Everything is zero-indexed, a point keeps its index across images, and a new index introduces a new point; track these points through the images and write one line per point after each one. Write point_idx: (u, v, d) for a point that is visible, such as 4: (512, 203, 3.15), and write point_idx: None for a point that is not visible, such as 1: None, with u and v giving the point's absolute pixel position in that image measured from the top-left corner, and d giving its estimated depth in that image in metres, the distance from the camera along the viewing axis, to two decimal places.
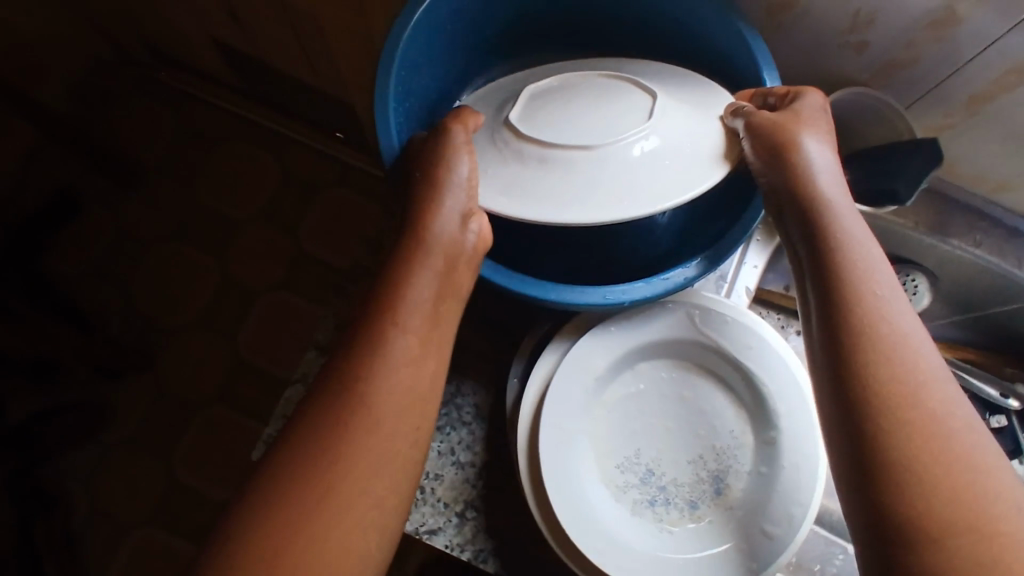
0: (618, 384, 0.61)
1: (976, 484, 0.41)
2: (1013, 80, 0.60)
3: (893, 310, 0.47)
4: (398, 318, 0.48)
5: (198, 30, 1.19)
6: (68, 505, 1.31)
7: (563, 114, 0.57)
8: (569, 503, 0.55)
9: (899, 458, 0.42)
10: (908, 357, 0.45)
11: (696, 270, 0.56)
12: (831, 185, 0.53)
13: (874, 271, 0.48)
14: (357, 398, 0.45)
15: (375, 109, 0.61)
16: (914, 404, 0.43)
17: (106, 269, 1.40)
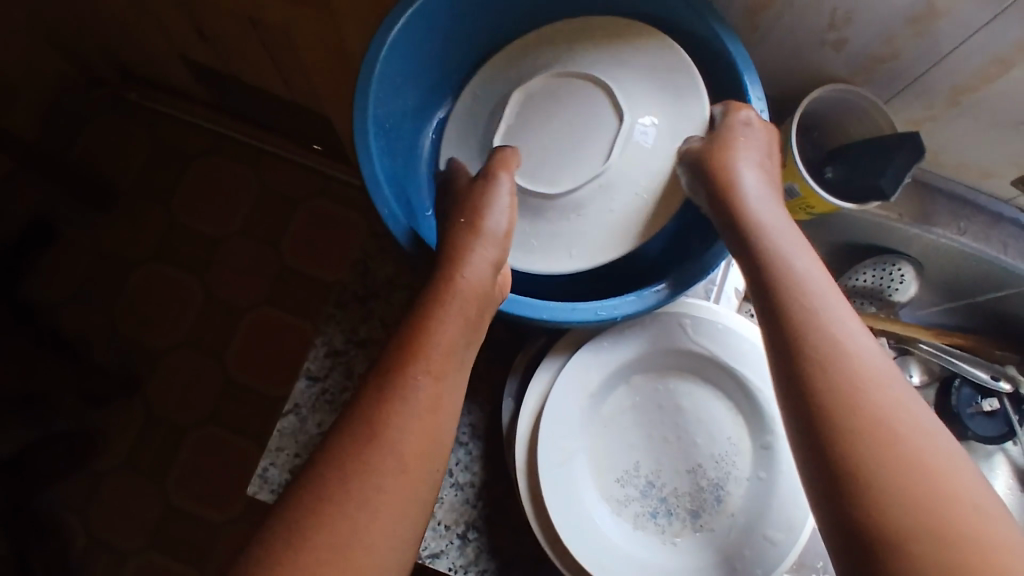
0: (613, 398, 0.60)
1: (931, 483, 0.40)
2: (994, 72, 0.60)
3: (833, 317, 0.47)
4: (422, 355, 0.49)
5: (167, 50, 1.16)
6: (66, 533, 1.30)
7: (543, 151, 0.63)
8: (573, 523, 0.55)
9: (853, 463, 0.42)
10: (851, 363, 0.45)
11: (657, 297, 0.56)
12: (766, 203, 0.55)
13: (810, 279, 0.49)
14: (382, 427, 0.46)
15: (355, 136, 0.60)
16: (860, 408, 0.43)
17: (88, 294, 1.38)
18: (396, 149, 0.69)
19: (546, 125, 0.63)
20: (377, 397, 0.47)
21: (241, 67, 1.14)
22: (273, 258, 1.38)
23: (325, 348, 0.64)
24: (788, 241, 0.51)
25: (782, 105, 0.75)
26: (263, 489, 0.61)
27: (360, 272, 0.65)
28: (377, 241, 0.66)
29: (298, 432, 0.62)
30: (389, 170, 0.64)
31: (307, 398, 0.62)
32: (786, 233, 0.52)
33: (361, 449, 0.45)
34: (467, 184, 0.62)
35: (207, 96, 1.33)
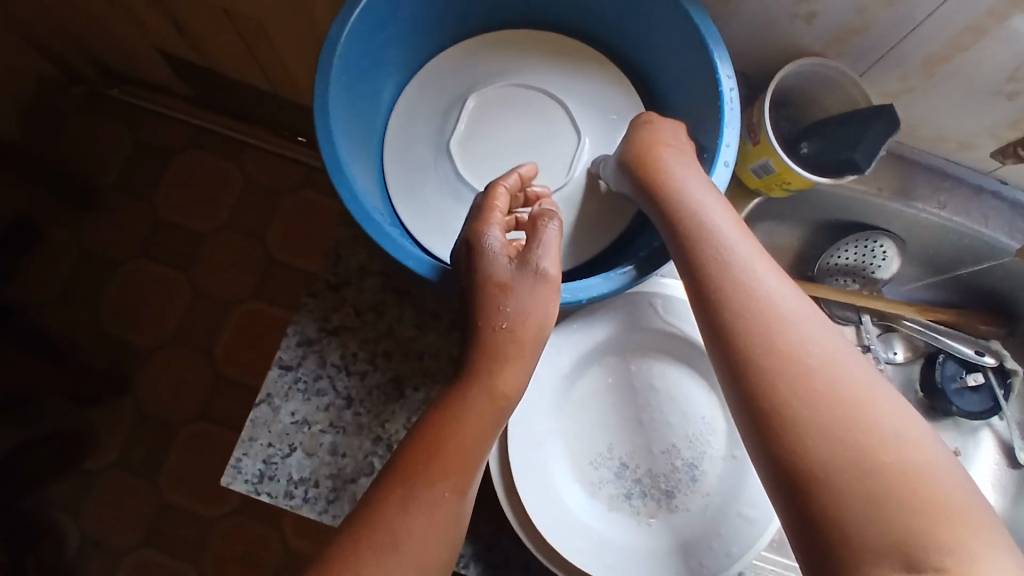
0: (585, 380, 0.60)
1: (846, 425, 0.45)
2: (968, 40, 0.59)
3: (751, 278, 0.51)
4: (438, 461, 0.49)
5: (142, 43, 1.14)
6: (60, 533, 1.30)
7: (500, 163, 0.69)
8: (546, 507, 0.55)
9: (780, 420, 0.46)
10: (766, 321, 0.49)
11: (625, 279, 0.55)
12: (689, 173, 0.58)
13: (728, 244, 0.53)
14: (390, 533, 0.47)
15: (315, 116, 0.58)
16: (780, 366, 0.47)
17: (74, 294, 1.37)
18: (361, 131, 0.66)
19: (509, 136, 0.70)
20: (389, 502, 0.48)
21: (219, 60, 1.13)
22: (259, 252, 1.37)
23: (297, 336, 0.63)
24: (712, 212, 0.54)
25: (758, 81, 0.74)
26: (237, 479, 0.60)
27: (332, 260, 0.64)
28: (347, 228, 0.64)
29: (271, 421, 0.61)
30: (352, 153, 0.62)
31: (279, 386, 0.62)
32: (707, 201, 0.55)
33: (371, 560, 0.46)
34: (505, 267, 0.54)
35: (187, 91, 1.32)
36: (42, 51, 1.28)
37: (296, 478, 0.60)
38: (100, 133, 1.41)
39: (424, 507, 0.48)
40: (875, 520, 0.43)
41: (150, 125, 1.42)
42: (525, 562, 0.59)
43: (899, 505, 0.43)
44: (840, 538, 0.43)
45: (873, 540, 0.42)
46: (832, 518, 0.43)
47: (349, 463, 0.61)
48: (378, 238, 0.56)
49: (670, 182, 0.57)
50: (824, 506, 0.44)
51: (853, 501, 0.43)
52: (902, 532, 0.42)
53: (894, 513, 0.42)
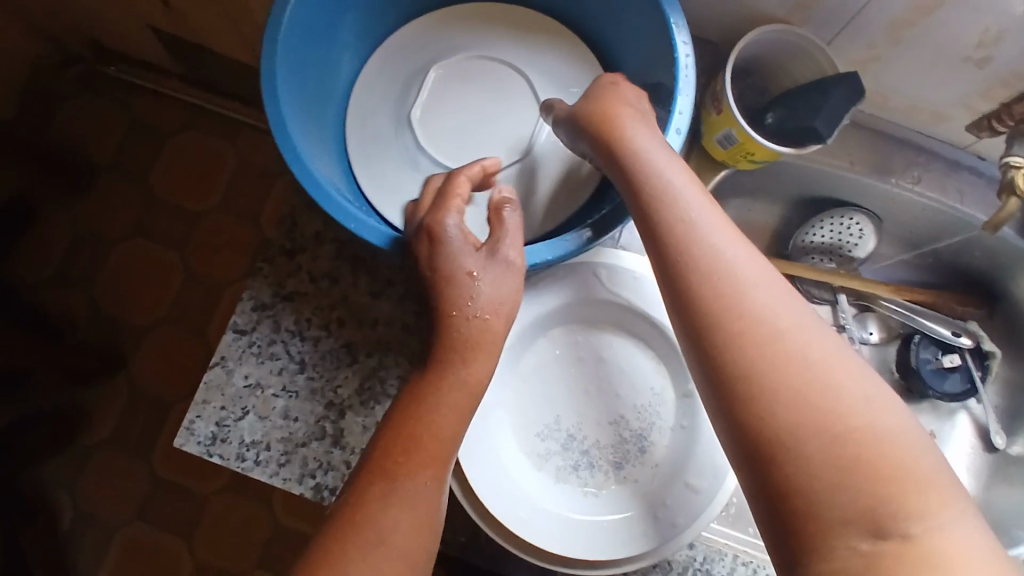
0: (532, 351, 0.58)
1: (812, 394, 0.41)
2: (932, 2, 0.57)
3: (711, 236, 0.47)
4: (416, 451, 0.48)
5: (131, 18, 1.15)
6: (55, 508, 1.32)
7: (458, 132, 0.69)
8: (488, 476, 0.53)
9: (743, 392, 0.42)
10: (728, 285, 0.45)
11: (574, 242, 0.54)
12: (648, 133, 0.54)
13: (686, 205, 0.49)
14: (375, 529, 0.46)
15: (262, 81, 0.57)
16: (742, 333, 0.43)
17: (70, 273, 1.39)
18: (315, 100, 0.66)
19: (470, 108, 0.70)
20: (371, 499, 0.47)
21: (206, 36, 1.13)
22: (252, 231, 1.38)
23: (251, 301, 0.63)
24: (669, 171, 0.51)
25: (727, 53, 0.72)
26: (189, 441, 0.61)
27: (288, 227, 0.64)
28: (303, 195, 0.65)
29: (224, 384, 0.62)
30: (303, 121, 0.62)
31: (233, 350, 0.62)
32: (666, 161, 0.51)
33: (359, 557, 0.45)
34: (468, 261, 0.53)
35: (179, 69, 1.32)
36: (37, 30, 1.29)
37: (247, 441, 0.61)
38: (95, 113, 1.41)
39: (406, 497, 0.47)
40: (845, 495, 0.39)
41: (144, 104, 1.42)
42: (473, 528, 0.59)
43: (869, 477, 0.39)
44: (809, 518, 0.39)
45: (843, 516, 0.39)
46: (800, 496, 0.40)
47: (300, 427, 0.61)
48: (322, 201, 0.55)
49: (627, 143, 0.53)
50: (790, 482, 0.40)
51: (822, 475, 0.39)
52: (873, 505, 0.39)
53: (865, 486, 0.39)
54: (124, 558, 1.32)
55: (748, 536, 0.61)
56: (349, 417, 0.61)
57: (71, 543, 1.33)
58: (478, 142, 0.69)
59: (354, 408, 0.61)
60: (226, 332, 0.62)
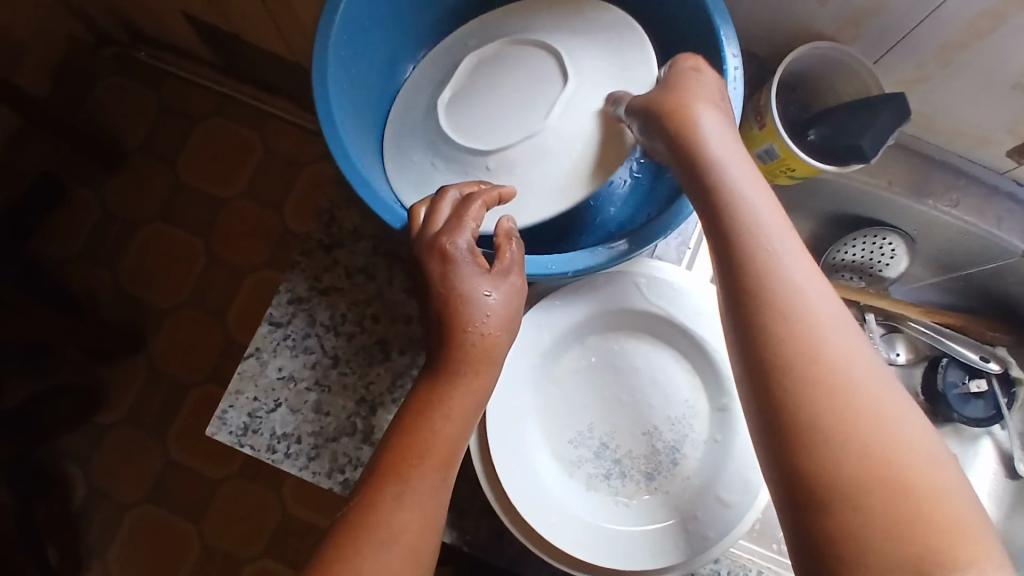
0: (567, 357, 0.59)
1: (871, 433, 0.37)
2: (985, 26, 0.57)
3: (782, 249, 0.43)
4: (424, 451, 0.48)
5: (168, 4, 1.15)
6: (68, 484, 1.34)
7: (477, 114, 0.63)
8: (521, 479, 0.54)
9: (794, 419, 0.39)
10: (793, 304, 0.41)
11: (605, 255, 0.54)
12: (724, 135, 0.49)
13: (757, 212, 0.44)
14: (385, 528, 0.45)
15: (314, 72, 0.59)
16: (801, 357, 0.39)
17: (95, 252, 1.40)
18: (362, 95, 0.67)
19: (496, 83, 0.64)
20: (383, 495, 0.46)
21: (240, 25, 1.13)
22: (274, 221, 1.39)
23: (288, 294, 0.63)
24: (738, 176, 0.47)
25: (772, 66, 0.72)
26: (221, 430, 0.61)
27: (327, 221, 0.65)
28: (344, 189, 0.65)
29: (258, 375, 0.62)
30: (350, 115, 0.63)
31: (268, 341, 0.63)
32: (740, 167, 0.47)
33: (370, 555, 0.44)
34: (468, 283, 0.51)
35: (212, 56, 1.33)
36: (73, 9, 1.30)
37: (279, 433, 0.61)
38: (127, 95, 1.42)
39: (414, 496, 0.46)
40: (892, 546, 0.35)
41: (175, 88, 1.42)
42: (497, 530, 0.59)
43: (921, 532, 0.35)
44: (850, 565, 0.35)
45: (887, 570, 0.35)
46: (843, 540, 0.36)
47: (332, 422, 0.61)
48: (371, 202, 0.56)
49: (701, 143, 0.49)
50: (833, 522, 0.36)
51: (870, 522, 0.36)
52: (920, 564, 0.35)
53: (914, 541, 0.35)
54: (134, 537, 1.33)
55: (772, 552, 0.63)
56: (381, 414, 0.61)
57: (83, 520, 1.34)
58: (502, 117, 0.62)
59: (386, 406, 0.61)
60: (261, 323, 0.63)
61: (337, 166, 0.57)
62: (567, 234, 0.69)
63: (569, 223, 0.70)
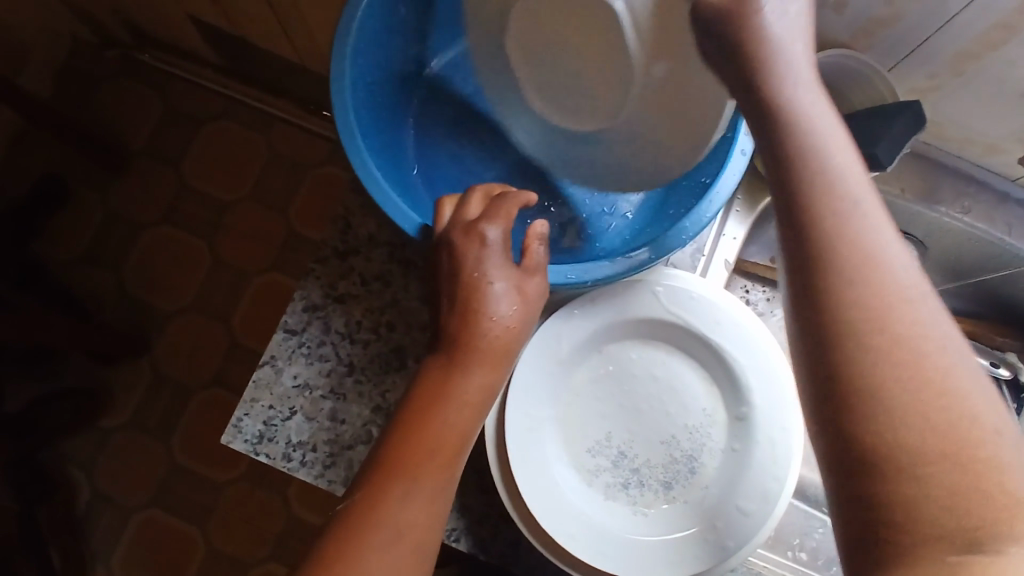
0: (585, 367, 0.58)
1: (935, 404, 0.37)
2: (1001, 36, 0.57)
3: (856, 206, 0.41)
4: (430, 449, 0.48)
5: (173, 7, 1.14)
6: (73, 487, 1.33)
7: (570, 88, 0.62)
8: (541, 491, 0.54)
9: (854, 388, 0.38)
10: (861, 269, 0.39)
11: (623, 266, 0.55)
12: (800, 62, 0.45)
13: (829, 163, 0.42)
14: (391, 527, 0.46)
15: (332, 75, 0.58)
16: (868, 326, 0.38)
17: (98, 255, 1.39)
18: (379, 102, 0.67)
19: (557, 55, 0.60)
20: (391, 494, 0.46)
21: (245, 28, 1.12)
22: (279, 223, 1.38)
23: (303, 301, 0.63)
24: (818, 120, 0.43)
25: None
26: (236, 439, 0.61)
27: (341, 228, 0.65)
28: (357, 196, 0.65)
29: (273, 384, 0.62)
30: (367, 122, 0.63)
31: (283, 349, 0.63)
32: (815, 104, 0.44)
33: (375, 554, 0.45)
34: (495, 273, 0.52)
35: (217, 59, 1.32)
36: (76, 10, 1.29)
37: (294, 442, 0.61)
38: (131, 98, 1.42)
39: (418, 496, 0.47)
40: (948, 514, 0.35)
41: (180, 91, 1.42)
42: (514, 538, 0.59)
43: (979, 502, 0.35)
44: (904, 532, 0.36)
45: (941, 537, 0.35)
46: (899, 508, 0.36)
47: (347, 430, 0.61)
48: (389, 210, 0.57)
49: (777, 76, 0.44)
50: (890, 490, 0.36)
51: (928, 491, 0.36)
52: (976, 533, 0.35)
53: (972, 510, 0.35)
54: (139, 540, 1.33)
55: (787, 560, 0.63)
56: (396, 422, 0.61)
57: (87, 523, 1.33)
58: (592, 95, 0.61)
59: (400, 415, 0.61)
60: (276, 329, 0.63)
61: (358, 175, 0.57)
62: (583, 243, 0.70)
63: (585, 231, 0.71)
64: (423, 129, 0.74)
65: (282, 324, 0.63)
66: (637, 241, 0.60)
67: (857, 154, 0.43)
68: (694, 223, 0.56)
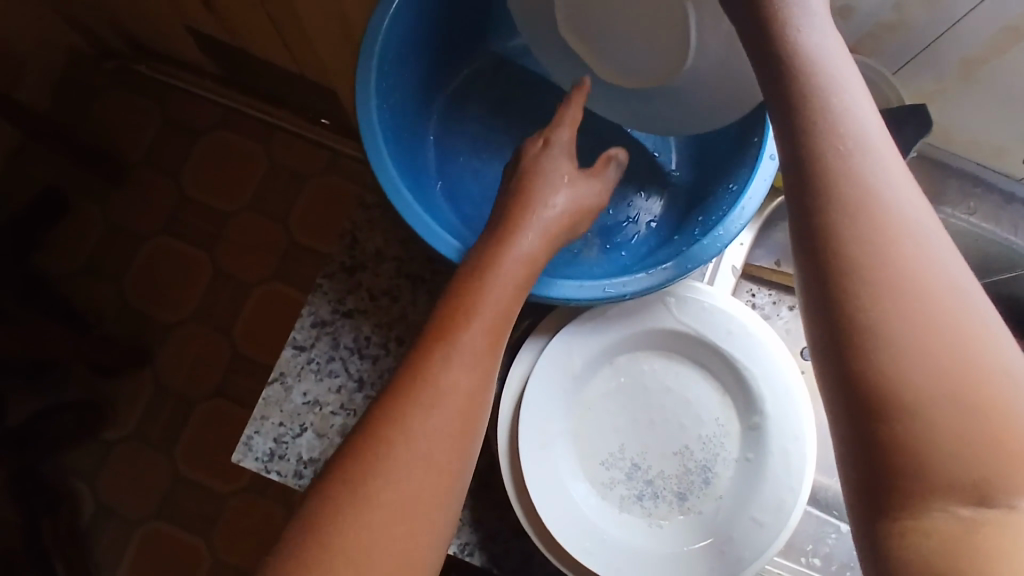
0: (596, 379, 0.58)
1: (940, 343, 0.34)
2: (1007, 42, 0.59)
3: (858, 135, 0.38)
4: (471, 325, 0.47)
5: (172, 19, 1.13)
6: (77, 501, 1.32)
7: (621, 44, 0.63)
8: (556, 507, 0.53)
9: (853, 328, 0.35)
10: (862, 203, 0.36)
11: (651, 280, 0.54)
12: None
13: (830, 96, 0.39)
14: (434, 401, 0.44)
15: (357, 93, 0.59)
16: (866, 262, 0.35)
17: (99, 267, 1.38)
18: (402, 120, 0.67)
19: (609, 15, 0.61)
20: (433, 371, 0.45)
21: (246, 41, 1.11)
22: (280, 233, 1.37)
23: (311, 317, 0.63)
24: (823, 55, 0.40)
25: None
26: (247, 457, 0.61)
27: (349, 243, 0.64)
28: (365, 210, 0.65)
29: (283, 401, 0.62)
30: (393, 139, 0.63)
31: (292, 366, 0.62)
32: (823, 39, 0.41)
33: (420, 427, 0.43)
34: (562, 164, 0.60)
35: (216, 70, 1.31)
36: (74, 22, 1.28)
37: (305, 459, 0.61)
38: (130, 109, 1.41)
39: (462, 365, 0.46)
40: (954, 460, 0.33)
41: (179, 102, 1.41)
42: (527, 550, 0.59)
43: (987, 447, 0.32)
44: (908, 478, 0.33)
45: (947, 483, 0.33)
46: (902, 453, 0.33)
47: None
48: (419, 228, 0.57)
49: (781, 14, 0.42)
50: (891, 437, 0.34)
51: (933, 436, 0.33)
52: (983, 480, 0.32)
53: (979, 457, 0.32)
54: (143, 553, 1.31)
55: (800, 565, 0.64)
56: None
57: (91, 536, 1.32)
58: (639, 57, 0.63)
59: None
60: (285, 345, 0.62)
61: (388, 197, 0.58)
62: (609, 253, 0.70)
63: (609, 241, 0.71)
64: (445, 144, 0.75)
65: (291, 340, 0.62)
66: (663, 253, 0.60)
67: (865, 84, 0.40)
68: (728, 229, 0.56)
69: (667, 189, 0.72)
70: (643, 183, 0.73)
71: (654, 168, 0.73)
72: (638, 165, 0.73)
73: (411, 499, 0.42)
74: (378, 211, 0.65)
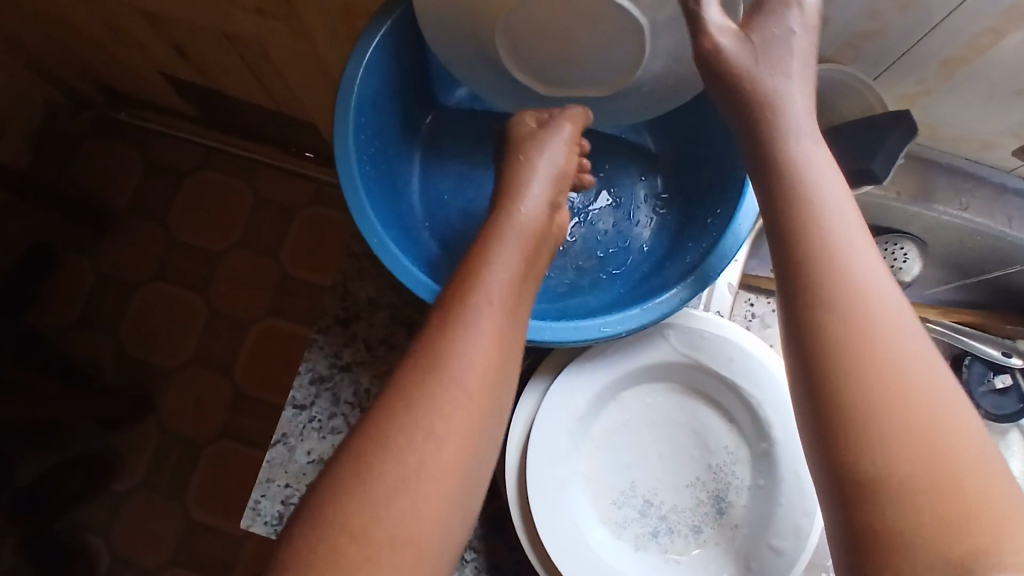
0: (603, 417, 0.58)
1: (919, 438, 0.37)
2: (988, 40, 0.58)
3: (843, 250, 0.43)
4: (490, 283, 0.48)
5: (145, 66, 1.10)
6: (91, 558, 1.28)
7: (555, 67, 0.61)
8: (572, 554, 0.53)
9: (848, 418, 0.39)
10: (848, 305, 0.41)
11: (647, 317, 0.54)
12: (795, 100, 0.50)
13: (822, 201, 0.45)
14: (463, 361, 0.44)
15: (337, 149, 0.58)
16: (857, 361, 0.40)
17: (94, 318, 1.35)
18: (382, 165, 0.66)
19: (538, 50, 0.59)
20: (457, 331, 0.45)
21: (223, 84, 1.10)
22: (273, 268, 1.34)
23: (309, 373, 0.62)
24: (819, 173, 0.46)
25: None
26: (256, 522, 0.61)
27: (341, 295, 0.64)
28: (354, 260, 0.64)
29: (287, 462, 0.61)
30: (376, 190, 0.62)
31: (294, 426, 0.62)
32: (818, 153, 0.47)
33: (454, 388, 0.43)
34: (530, 128, 0.62)
35: (192, 110, 1.28)
36: (47, 76, 1.26)
37: None
38: (113, 157, 1.40)
39: (487, 323, 0.46)
40: (938, 539, 0.35)
41: (160, 144, 1.40)
42: None
43: (970, 531, 0.35)
44: (893, 552, 0.36)
45: (931, 555, 0.35)
46: (886, 531, 0.36)
47: None
48: (401, 275, 0.57)
49: (778, 129, 0.49)
50: (882, 517, 0.36)
51: (920, 519, 0.35)
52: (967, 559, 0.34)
53: (963, 537, 0.35)
54: None
55: None
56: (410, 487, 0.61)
57: None
58: (593, 61, 0.59)
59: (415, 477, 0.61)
60: (286, 404, 0.62)
61: (375, 253, 0.57)
62: (605, 281, 0.70)
63: (605, 269, 0.71)
64: (430, 184, 0.74)
65: (291, 401, 0.62)
66: (655, 284, 0.60)
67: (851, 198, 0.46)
68: (721, 258, 0.56)
69: (656, 214, 0.72)
70: (632, 208, 0.73)
71: (640, 194, 0.73)
72: (622, 189, 0.74)
73: (446, 461, 0.42)
74: (367, 260, 0.64)
